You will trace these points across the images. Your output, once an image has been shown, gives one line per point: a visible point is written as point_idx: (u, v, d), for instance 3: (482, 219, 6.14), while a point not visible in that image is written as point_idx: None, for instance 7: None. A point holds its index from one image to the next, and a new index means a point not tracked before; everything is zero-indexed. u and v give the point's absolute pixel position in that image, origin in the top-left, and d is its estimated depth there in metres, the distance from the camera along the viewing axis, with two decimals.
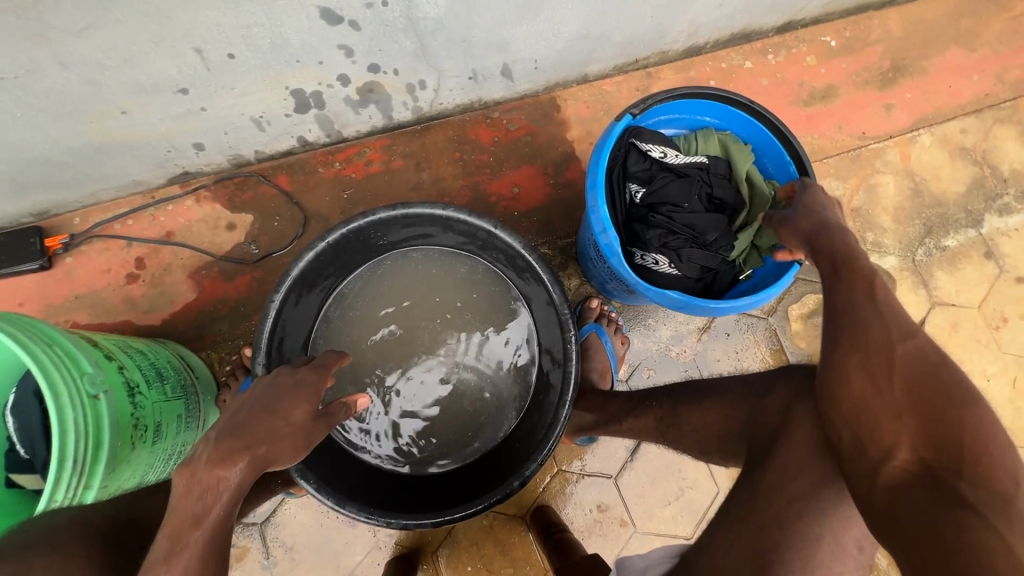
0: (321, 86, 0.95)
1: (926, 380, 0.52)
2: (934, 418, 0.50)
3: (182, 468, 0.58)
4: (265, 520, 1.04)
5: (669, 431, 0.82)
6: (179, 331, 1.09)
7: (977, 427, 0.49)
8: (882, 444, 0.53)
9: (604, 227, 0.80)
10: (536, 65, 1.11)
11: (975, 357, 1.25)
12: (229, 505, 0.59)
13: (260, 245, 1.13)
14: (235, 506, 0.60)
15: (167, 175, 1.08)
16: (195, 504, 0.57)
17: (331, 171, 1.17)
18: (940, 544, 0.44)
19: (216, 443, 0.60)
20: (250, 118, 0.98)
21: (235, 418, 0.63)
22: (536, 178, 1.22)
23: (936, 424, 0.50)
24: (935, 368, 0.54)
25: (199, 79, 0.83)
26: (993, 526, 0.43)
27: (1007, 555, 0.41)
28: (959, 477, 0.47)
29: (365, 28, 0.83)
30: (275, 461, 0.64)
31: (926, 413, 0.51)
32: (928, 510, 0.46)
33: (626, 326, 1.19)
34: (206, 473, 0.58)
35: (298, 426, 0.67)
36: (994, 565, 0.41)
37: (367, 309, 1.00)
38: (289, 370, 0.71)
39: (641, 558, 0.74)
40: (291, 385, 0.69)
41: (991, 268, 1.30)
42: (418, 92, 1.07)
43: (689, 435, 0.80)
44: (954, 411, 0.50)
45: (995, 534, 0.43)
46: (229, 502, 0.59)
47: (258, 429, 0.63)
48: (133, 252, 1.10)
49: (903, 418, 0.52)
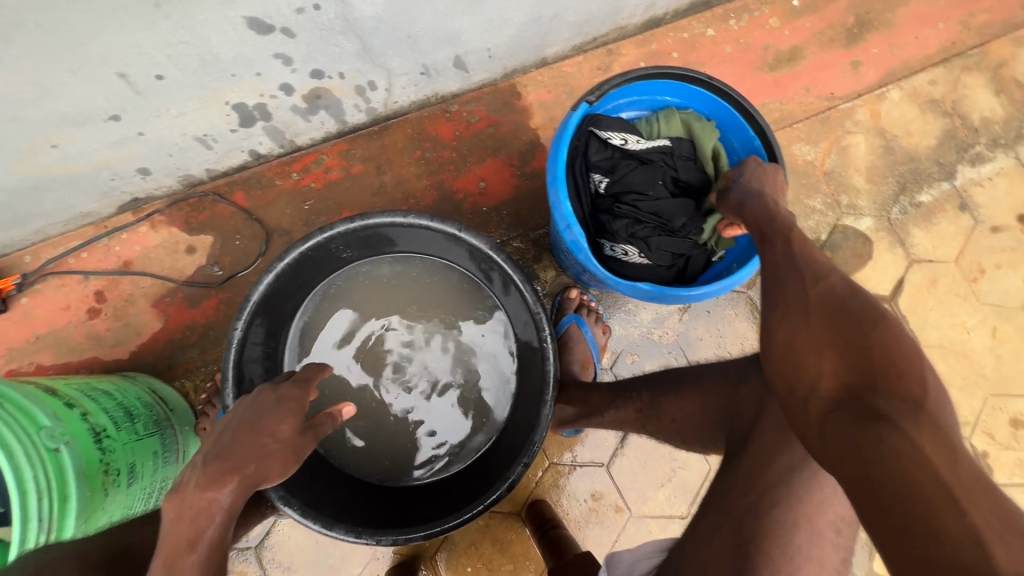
0: (263, 98, 0.90)
1: (840, 312, 0.53)
2: (854, 346, 0.50)
3: (171, 496, 0.55)
4: (259, 543, 1.04)
5: (648, 422, 0.83)
6: (150, 362, 1.06)
7: (886, 343, 0.49)
8: (809, 377, 0.52)
9: (569, 223, 0.78)
10: (489, 54, 1.06)
11: (955, 310, 1.26)
12: (224, 526, 0.56)
13: (224, 265, 1.10)
14: (228, 530, 0.56)
15: (116, 203, 1.04)
16: (188, 528, 0.54)
17: (289, 182, 1.13)
18: (862, 461, 0.43)
19: (203, 467, 0.56)
20: (194, 137, 0.93)
21: (222, 438, 0.59)
22: (502, 171, 1.19)
23: (855, 348, 0.50)
24: (844, 302, 0.54)
25: (130, 104, 0.78)
26: (905, 431, 0.42)
27: (916, 456, 0.40)
28: (875, 394, 0.46)
29: (300, 34, 0.79)
30: (265, 479, 0.59)
31: (844, 341, 0.51)
32: (851, 433, 0.45)
33: (606, 313, 1.17)
34: (195, 497, 0.55)
35: (286, 443, 0.62)
36: (905, 469, 0.40)
37: (342, 325, 1.00)
38: (270, 387, 0.65)
39: (628, 554, 0.77)
40: (274, 401, 0.63)
41: (966, 220, 1.29)
42: (369, 93, 1.02)
43: (667, 426, 0.80)
44: (868, 332, 0.50)
45: (907, 439, 0.42)
46: (224, 524, 0.56)
47: (244, 448, 0.58)
48: (91, 286, 1.06)
49: (824, 350, 0.52)
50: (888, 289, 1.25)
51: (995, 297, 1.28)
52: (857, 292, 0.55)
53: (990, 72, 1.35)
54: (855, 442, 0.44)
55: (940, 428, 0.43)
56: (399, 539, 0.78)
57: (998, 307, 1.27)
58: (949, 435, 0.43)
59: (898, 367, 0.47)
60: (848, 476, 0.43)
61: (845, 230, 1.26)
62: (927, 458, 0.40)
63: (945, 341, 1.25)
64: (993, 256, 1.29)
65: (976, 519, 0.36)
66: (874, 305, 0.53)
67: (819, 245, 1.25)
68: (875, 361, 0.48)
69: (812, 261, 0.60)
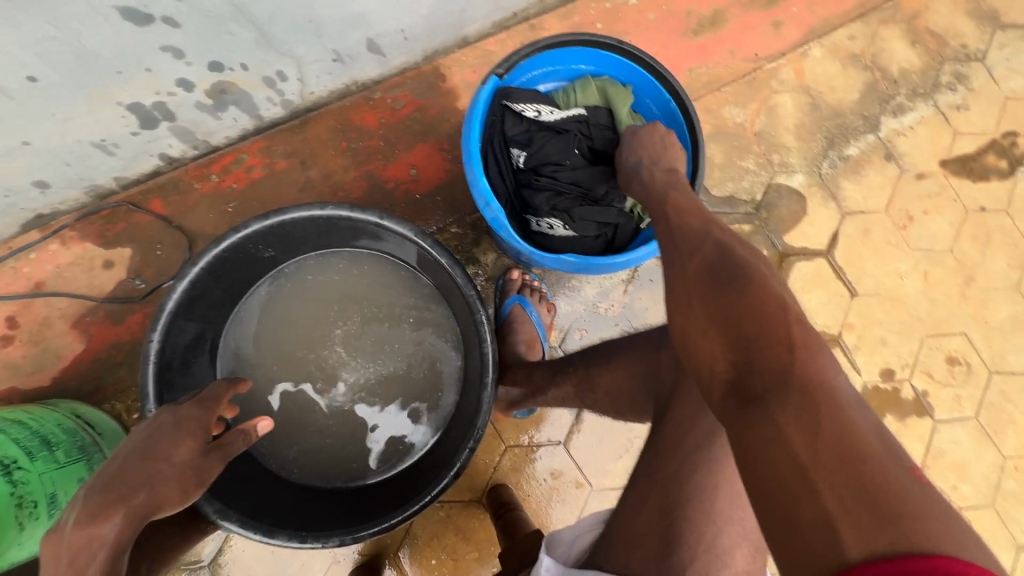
0: (161, 96, 0.85)
1: (716, 288, 0.52)
2: (731, 319, 0.50)
3: (49, 537, 0.52)
4: (213, 560, 1.01)
5: (587, 396, 0.85)
6: (75, 386, 1.01)
7: (754, 313, 0.49)
8: (701, 358, 0.52)
9: (487, 200, 0.76)
10: (404, 35, 1.03)
11: (887, 258, 1.30)
12: (109, 565, 0.52)
13: (146, 278, 1.04)
14: (116, 567, 0.52)
15: (18, 221, 0.97)
16: (66, 571, 0.50)
17: (208, 184, 1.07)
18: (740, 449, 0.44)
19: (85, 500, 0.53)
20: (91, 144, 0.87)
21: (110, 467, 0.56)
22: (433, 156, 1.16)
23: (731, 325, 0.49)
24: (722, 272, 0.53)
25: (6, 111, 0.73)
26: (774, 410, 0.43)
27: (780, 443, 0.42)
28: (751, 369, 0.47)
29: (186, 24, 0.74)
30: (162, 507, 0.56)
31: (720, 318, 0.50)
32: (733, 415, 0.46)
33: (551, 291, 1.16)
34: (75, 535, 0.51)
35: (183, 466, 0.59)
36: (770, 457, 0.42)
37: (275, 329, 0.97)
38: (171, 409, 0.62)
39: (568, 530, 0.73)
40: (172, 424, 0.60)
41: (893, 170, 1.33)
42: (280, 84, 0.98)
43: (603, 398, 0.84)
44: (740, 305, 0.50)
45: (775, 420, 0.43)
46: (109, 562, 0.52)
47: (134, 476, 0.55)
48: (2, 311, 1.00)
49: (708, 331, 0.51)
50: (824, 243, 1.28)
51: (924, 242, 1.32)
52: (732, 258, 0.55)
53: (906, 24, 1.39)
54: (735, 425, 0.46)
55: (808, 396, 0.43)
56: (344, 538, 0.77)
57: (928, 252, 1.32)
58: (818, 400, 0.43)
59: (768, 334, 0.47)
60: (732, 459, 0.45)
61: (779, 188, 1.28)
62: (789, 441, 0.41)
63: (882, 288, 1.29)
64: (920, 203, 1.33)
65: (831, 504, 0.38)
66: (746, 270, 0.53)
67: (755, 206, 1.26)
68: (748, 332, 0.48)
69: (692, 230, 0.61)
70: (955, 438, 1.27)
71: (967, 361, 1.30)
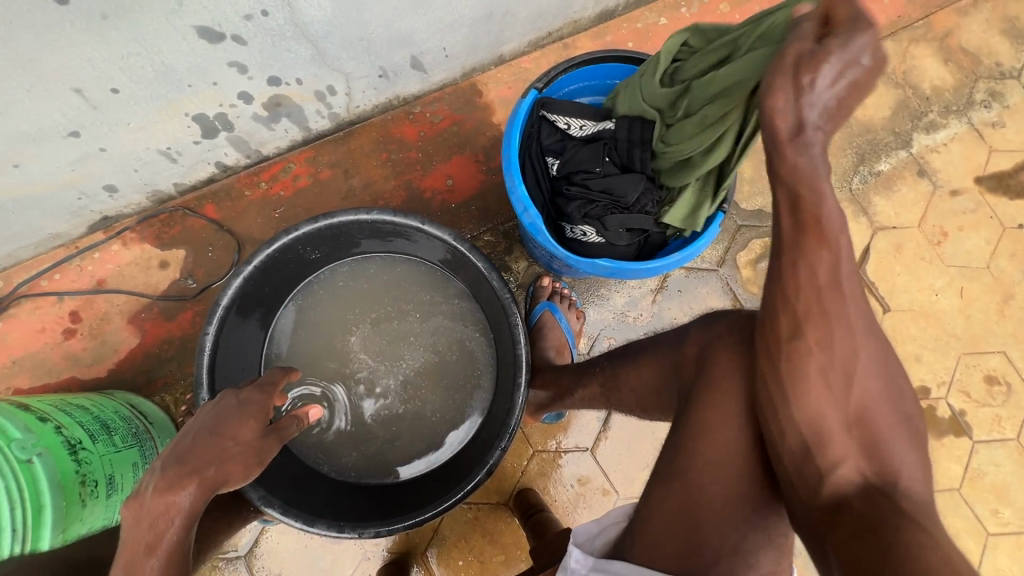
0: (223, 108, 0.92)
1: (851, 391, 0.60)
2: (867, 432, 0.59)
3: (130, 501, 0.56)
4: (249, 552, 1.04)
5: (612, 394, 0.86)
6: (128, 378, 1.07)
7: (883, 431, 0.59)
8: (829, 456, 0.59)
9: (525, 206, 0.80)
10: (446, 53, 1.09)
11: (921, 274, 1.29)
12: (184, 529, 0.57)
13: (198, 278, 1.11)
14: (189, 533, 0.57)
15: (86, 223, 1.05)
16: (147, 532, 0.55)
17: (258, 192, 1.14)
18: (879, 542, 0.51)
19: (161, 471, 0.57)
20: (157, 151, 0.95)
21: (184, 442, 0.60)
22: (468, 167, 1.21)
23: (866, 434, 0.59)
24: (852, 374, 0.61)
25: (89, 119, 0.80)
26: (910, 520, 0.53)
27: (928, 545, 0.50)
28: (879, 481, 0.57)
29: (251, 41, 0.81)
30: (227, 482, 0.61)
31: (861, 425, 0.59)
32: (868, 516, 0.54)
33: (580, 297, 1.19)
34: (155, 501, 0.55)
35: (247, 445, 0.63)
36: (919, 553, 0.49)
37: (313, 331, 1.01)
38: (234, 392, 0.66)
39: (593, 524, 0.74)
40: (235, 405, 0.65)
41: (926, 186, 1.33)
42: (329, 98, 1.04)
43: (628, 395, 0.84)
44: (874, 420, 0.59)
45: (914, 525, 0.52)
46: (184, 527, 0.57)
47: (204, 452, 0.59)
48: (66, 306, 1.07)
49: (849, 432, 0.59)
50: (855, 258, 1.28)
51: (960, 258, 1.31)
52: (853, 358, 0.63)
53: (938, 42, 1.39)
54: (871, 526, 0.53)
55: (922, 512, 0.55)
56: (380, 531, 0.79)
57: (964, 268, 1.30)
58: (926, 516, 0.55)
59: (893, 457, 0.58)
60: (860, 551, 0.52)
61: None
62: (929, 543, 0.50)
63: (915, 304, 1.28)
64: (954, 219, 1.32)
65: None
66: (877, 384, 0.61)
67: None
68: (879, 449, 0.58)
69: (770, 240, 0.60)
70: (995, 460, 1.23)
71: (1007, 381, 1.27)
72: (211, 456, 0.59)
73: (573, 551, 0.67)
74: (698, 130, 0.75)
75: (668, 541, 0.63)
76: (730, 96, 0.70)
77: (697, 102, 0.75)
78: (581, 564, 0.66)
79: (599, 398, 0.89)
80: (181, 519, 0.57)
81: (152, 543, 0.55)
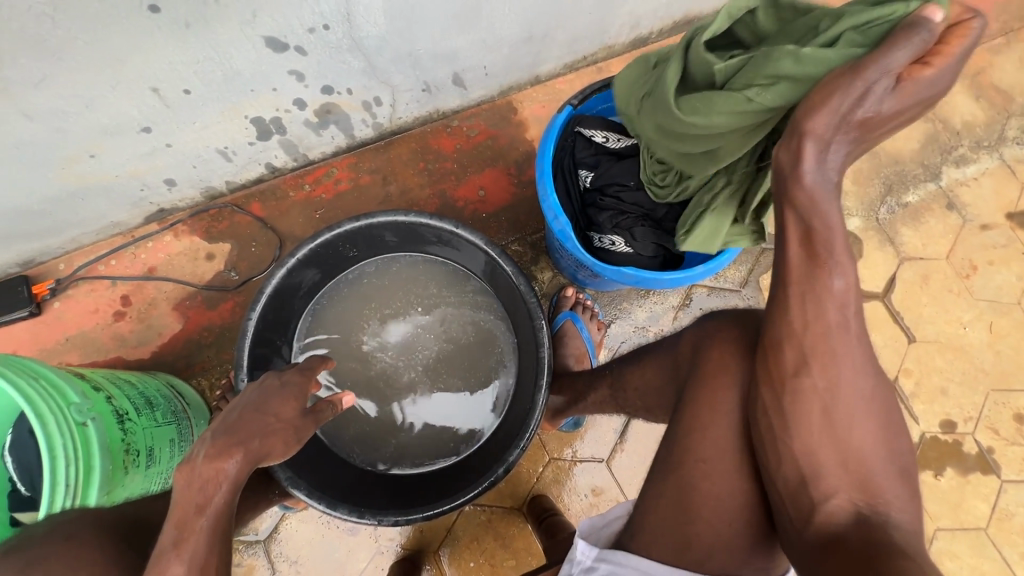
0: (279, 112, 0.99)
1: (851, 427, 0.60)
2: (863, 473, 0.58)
3: (181, 467, 0.58)
4: (268, 537, 1.07)
5: (619, 395, 0.88)
6: (169, 361, 1.13)
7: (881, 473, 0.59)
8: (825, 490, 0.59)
9: (556, 214, 0.84)
10: (486, 71, 1.15)
11: (948, 306, 1.28)
12: (230, 495, 0.59)
13: (240, 270, 1.17)
14: (234, 499, 0.59)
15: (143, 213, 1.12)
16: (196, 494, 0.58)
17: (302, 193, 1.21)
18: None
19: (212, 440, 0.60)
20: (215, 150, 1.02)
21: (229, 417, 0.64)
22: (500, 180, 1.26)
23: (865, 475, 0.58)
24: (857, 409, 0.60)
25: (160, 116, 0.87)
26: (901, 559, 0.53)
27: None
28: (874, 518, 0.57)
29: (311, 52, 0.88)
30: (268, 456, 0.64)
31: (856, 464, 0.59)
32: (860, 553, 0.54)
33: (603, 310, 1.22)
34: (205, 465, 0.58)
35: (288, 423, 0.67)
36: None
37: (346, 325, 1.06)
38: (275, 375, 0.71)
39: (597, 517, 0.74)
40: (278, 386, 0.69)
41: (955, 219, 1.33)
42: (374, 108, 1.11)
43: (633, 394, 0.85)
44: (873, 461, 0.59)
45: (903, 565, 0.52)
46: (230, 492, 0.59)
47: (250, 424, 0.63)
48: (118, 290, 1.14)
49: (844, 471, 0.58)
50: (880, 286, 1.28)
51: (989, 293, 1.29)
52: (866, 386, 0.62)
53: (969, 79, 1.41)
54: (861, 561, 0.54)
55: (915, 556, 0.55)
56: (399, 518, 0.82)
57: (993, 303, 1.29)
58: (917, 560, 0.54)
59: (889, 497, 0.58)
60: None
61: None
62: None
63: (942, 336, 1.26)
64: (984, 253, 1.31)
65: None
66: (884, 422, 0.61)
67: None
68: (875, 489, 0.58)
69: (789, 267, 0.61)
70: None
71: None
72: (254, 427, 0.63)
73: (578, 543, 0.69)
74: (708, 118, 0.66)
75: (673, 536, 0.64)
76: (716, 114, 0.65)
77: (688, 103, 0.68)
78: (586, 556, 0.67)
79: (609, 401, 0.90)
80: (226, 484, 0.59)
81: (201, 503, 0.58)
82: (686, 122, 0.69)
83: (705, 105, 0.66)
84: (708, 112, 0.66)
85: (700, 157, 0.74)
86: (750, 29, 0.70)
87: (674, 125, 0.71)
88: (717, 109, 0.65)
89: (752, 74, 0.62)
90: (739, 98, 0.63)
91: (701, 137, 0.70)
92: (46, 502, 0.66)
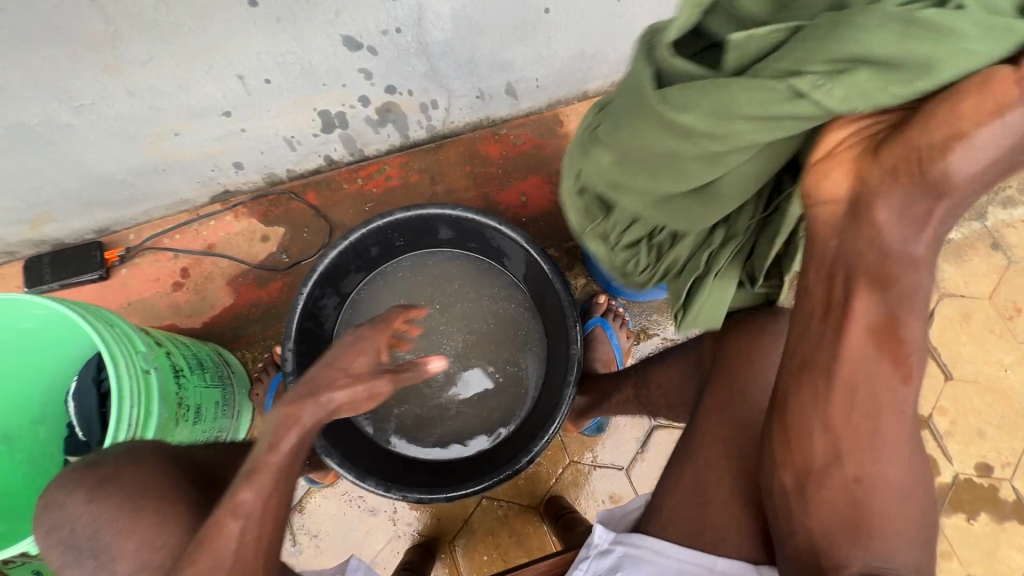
0: (344, 107, 1.07)
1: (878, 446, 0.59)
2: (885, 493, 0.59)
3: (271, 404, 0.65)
4: (293, 509, 1.11)
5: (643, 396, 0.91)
6: (218, 332, 1.20)
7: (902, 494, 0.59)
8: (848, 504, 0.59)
9: None
10: (538, 83, 1.21)
11: (989, 347, 1.25)
12: (306, 436, 0.65)
13: (291, 253, 1.24)
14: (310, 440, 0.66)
15: (210, 193, 1.21)
16: (271, 433, 0.64)
17: (354, 186, 1.28)
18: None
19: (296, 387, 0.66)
20: (283, 138, 1.10)
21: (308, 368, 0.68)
22: (542, 187, 1.31)
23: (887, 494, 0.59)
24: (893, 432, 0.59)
25: (240, 102, 0.95)
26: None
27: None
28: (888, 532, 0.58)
29: (382, 53, 0.95)
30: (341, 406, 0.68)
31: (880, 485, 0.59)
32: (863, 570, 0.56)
33: (634, 320, 1.24)
34: (281, 409, 0.64)
35: (356, 378, 0.68)
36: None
37: (382, 310, 1.09)
38: (351, 332, 0.74)
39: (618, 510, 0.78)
40: (351, 343, 0.72)
41: (999, 259, 1.31)
42: (430, 110, 1.18)
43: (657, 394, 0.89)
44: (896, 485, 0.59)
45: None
46: (306, 433, 0.65)
47: (320, 377, 0.67)
48: (179, 263, 1.22)
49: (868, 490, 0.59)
50: None
51: None
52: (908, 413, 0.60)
53: None
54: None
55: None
56: (420, 496, 0.85)
57: None
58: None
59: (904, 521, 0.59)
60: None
61: None
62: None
63: (981, 376, 1.23)
64: None
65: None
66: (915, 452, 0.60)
67: None
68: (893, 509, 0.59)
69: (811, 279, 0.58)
70: None
71: None
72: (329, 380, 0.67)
73: (596, 528, 0.70)
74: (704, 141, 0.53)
75: None
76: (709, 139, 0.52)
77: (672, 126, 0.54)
78: (603, 539, 0.69)
79: (633, 401, 0.93)
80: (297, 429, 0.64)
81: (275, 442, 0.63)
82: (666, 152, 0.57)
83: (694, 128, 0.52)
84: (706, 128, 0.52)
85: (688, 199, 0.63)
86: (730, 12, 0.53)
87: (649, 150, 0.58)
88: (714, 125, 0.51)
89: (801, 57, 0.46)
90: (773, 90, 0.47)
91: (686, 165, 0.57)
92: (110, 433, 0.71)
